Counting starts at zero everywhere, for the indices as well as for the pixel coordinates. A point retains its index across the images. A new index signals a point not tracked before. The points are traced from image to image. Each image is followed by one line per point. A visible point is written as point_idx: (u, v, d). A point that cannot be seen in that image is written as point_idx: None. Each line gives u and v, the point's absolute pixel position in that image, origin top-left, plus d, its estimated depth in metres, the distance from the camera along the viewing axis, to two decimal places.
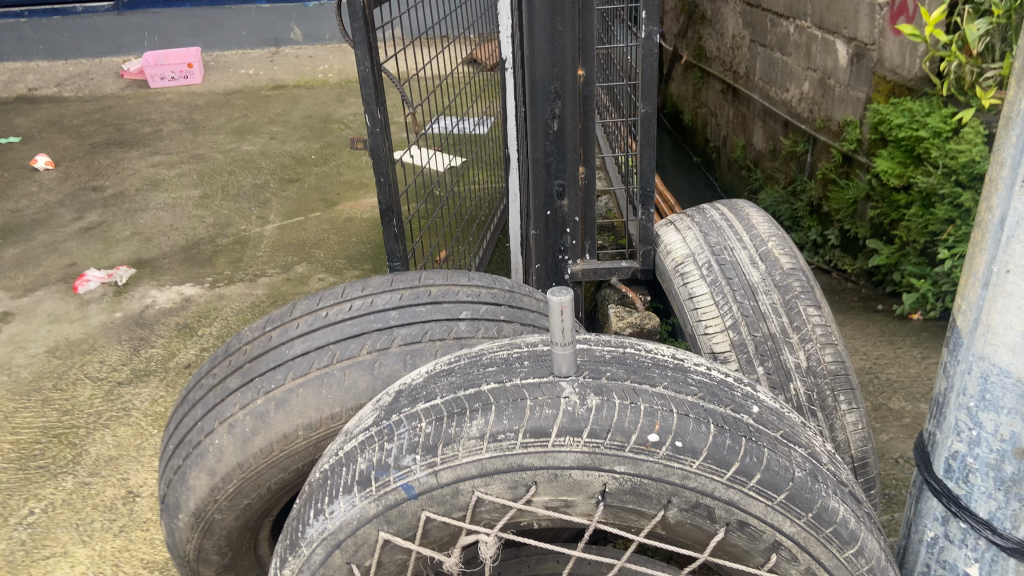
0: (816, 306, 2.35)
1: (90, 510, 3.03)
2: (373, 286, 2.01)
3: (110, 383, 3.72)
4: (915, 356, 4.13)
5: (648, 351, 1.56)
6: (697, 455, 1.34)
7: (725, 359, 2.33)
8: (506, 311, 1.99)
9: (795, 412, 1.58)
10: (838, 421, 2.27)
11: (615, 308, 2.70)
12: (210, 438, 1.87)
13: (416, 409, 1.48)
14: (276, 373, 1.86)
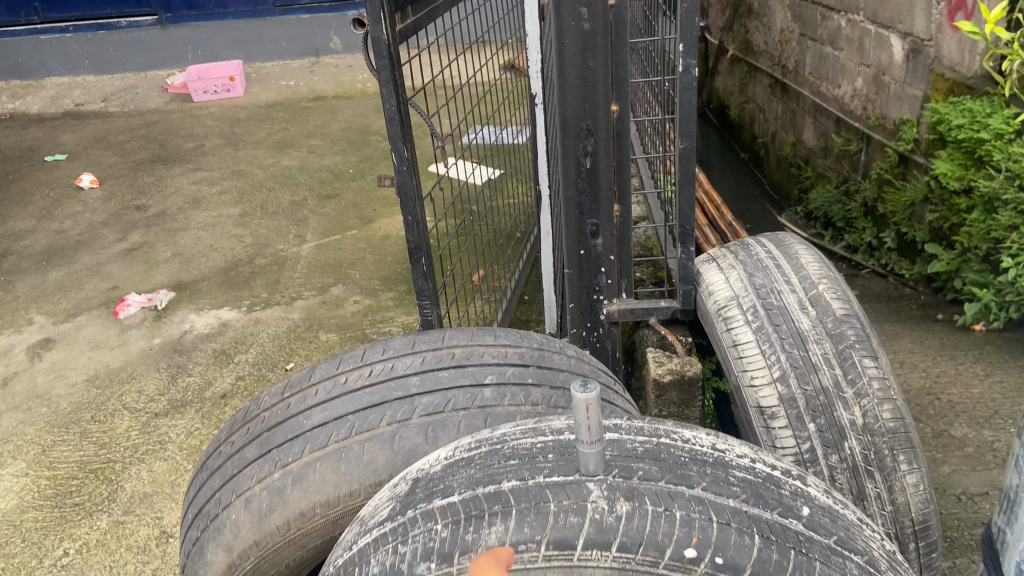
0: (873, 356, 2.18)
1: (123, 550, 2.99)
2: (394, 349, 1.92)
3: (147, 414, 3.70)
4: (978, 373, 3.80)
5: (685, 441, 1.44)
6: (740, 573, 1.21)
7: (773, 414, 2.18)
8: (534, 373, 1.88)
9: (849, 506, 1.44)
10: (897, 483, 2.08)
11: (654, 352, 2.57)
12: (226, 512, 1.76)
13: (432, 507, 1.37)
14: (294, 445, 1.76)
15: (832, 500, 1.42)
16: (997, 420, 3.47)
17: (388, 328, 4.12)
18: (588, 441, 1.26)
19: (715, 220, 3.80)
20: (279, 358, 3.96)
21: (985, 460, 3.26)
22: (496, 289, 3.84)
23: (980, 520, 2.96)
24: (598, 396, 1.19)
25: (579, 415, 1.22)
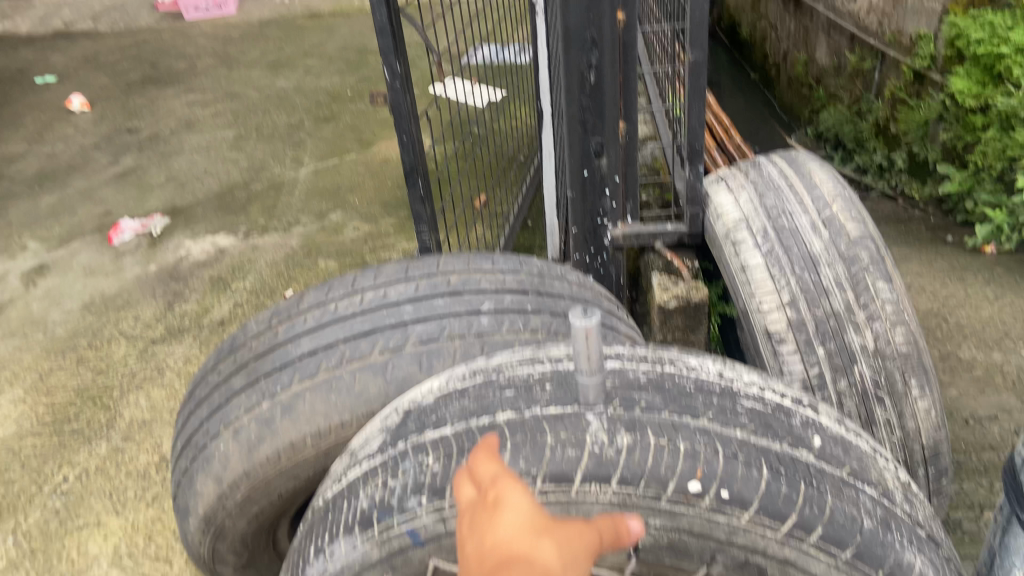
0: (886, 278, 2.06)
1: (123, 477, 2.98)
2: (386, 276, 1.83)
3: (144, 341, 3.65)
4: (988, 296, 3.71)
5: (691, 370, 1.36)
6: (747, 507, 1.15)
7: (781, 338, 2.10)
8: (534, 301, 1.79)
9: (861, 436, 1.38)
10: (907, 408, 2.01)
11: (659, 277, 2.47)
12: (215, 443, 1.71)
13: (423, 440, 1.31)
14: (283, 375, 1.69)
15: (845, 431, 1.35)
16: (1008, 343, 3.40)
17: (387, 254, 4.03)
18: (587, 370, 1.18)
19: (723, 143, 3.64)
20: (277, 285, 3.89)
21: (994, 384, 3.20)
22: (497, 214, 3.73)
23: (989, 444, 2.92)
24: (599, 323, 1.10)
25: (578, 342, 1.14)
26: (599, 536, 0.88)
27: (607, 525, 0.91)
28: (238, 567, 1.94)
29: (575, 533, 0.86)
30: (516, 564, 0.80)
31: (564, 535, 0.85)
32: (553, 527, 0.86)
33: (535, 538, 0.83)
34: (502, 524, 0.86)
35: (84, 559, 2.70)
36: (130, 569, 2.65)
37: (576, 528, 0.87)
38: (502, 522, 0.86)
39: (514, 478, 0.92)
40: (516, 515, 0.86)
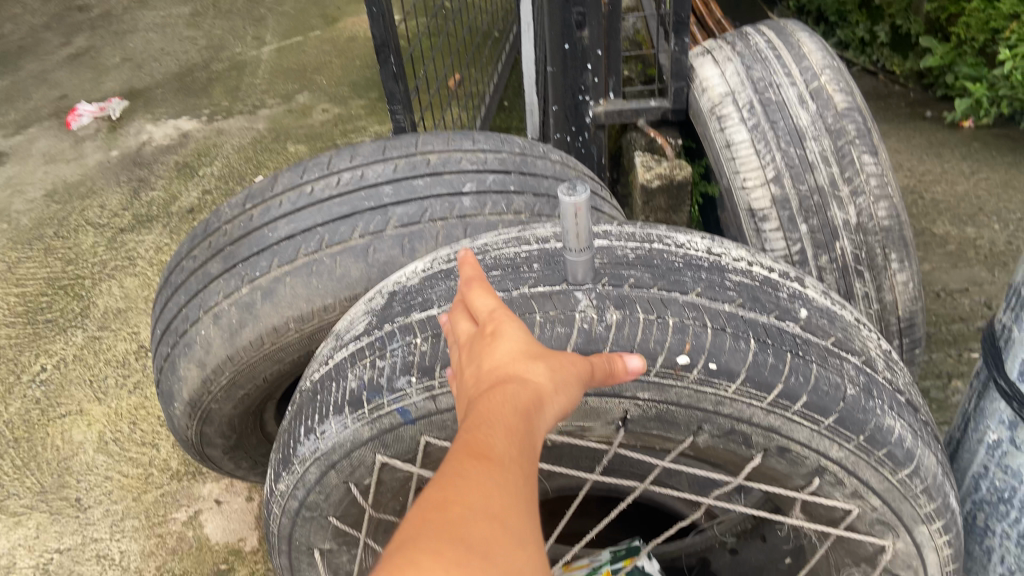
0: (872, 152, 2.07)
1: (102, 366, 2.97)
2: (363, 156, 1.75)
3: (112, 230, 3.56)
4: (963, 172, 3.71)
5: (679, 247, 1.33)
6: (733, 378, 1.15)
7: (765, 216, 2.08)
8: (517, 181, 1.74)
9: (846, 307, 1.36)
10: (886, 282, 2.06)
11: (641, 156, 2.41)
12: (196, 329, 1.69)
13: (410, 321, 1.29)
14: (261, 259, 1.65)
15: (830, 302, 1.33)
16: (981, 217, 3.43)
17: (359, 137, 3.91)
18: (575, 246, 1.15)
19: (703, 17, 3.50)
20: (247, 171, 3.78)
21: (966, 258, 3.24)
22: (471, 96, 3.60)
23: (959, 316, 2.99)
24: (588, 199, 1.06)
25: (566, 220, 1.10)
26: (594, 367, 0.90)
27: (602, 360, 0.92)
28: (226, 448, 1.96)
29: (570, 361, 0.88)
30: (510, 376, 0.82)
31: (558, 360, 0.87)
32: (547, 352, 0.88)
33: (528, 358, 0.85)
34: (498, 346, 0.88)
35: (69, 446, 2.72)
36: (117, 455, 2.67)
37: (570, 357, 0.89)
38: (498, 345, 0.88)
39: (511, 311, 0.94)
40: (513, 339, 0.88)
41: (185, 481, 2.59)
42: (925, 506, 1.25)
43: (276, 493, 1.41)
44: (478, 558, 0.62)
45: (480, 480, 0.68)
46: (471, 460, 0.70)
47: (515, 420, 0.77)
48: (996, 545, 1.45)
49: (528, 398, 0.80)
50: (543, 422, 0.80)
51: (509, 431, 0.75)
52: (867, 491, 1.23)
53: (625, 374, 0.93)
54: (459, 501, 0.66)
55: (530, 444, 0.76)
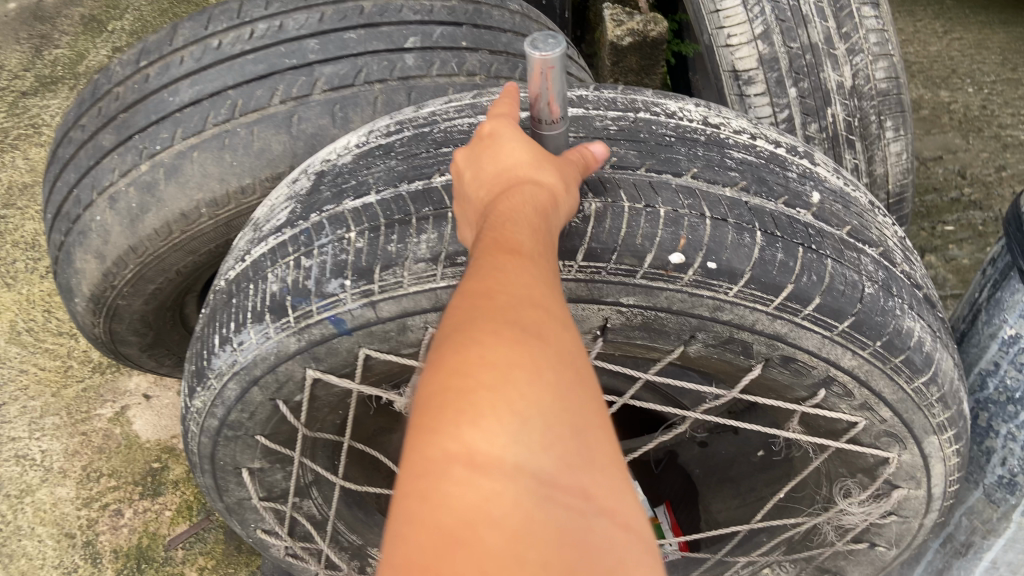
0: (873, 4, 1.84)
1: (9, 248, 2.66)
2: (280, 2, 1.40)
3: (11, 94, 3.15)
4: (936, 32, 3.42)
5: (671, 115, 1.10)
6: (736, 279, 0.96)
7: (749, 79, 1.82)
8: (469, 36, 1.45)
9: (859, 188, 1.16)
10: (879, 152, 1.87)
11: (611, 8, 2.12)
12: (90, 214, 1.42)
13: (341, 211, 1.05)
14: (161, 130, 1.36)
15: (843, 181, 1.13)
16: (955, 81, 3.21)
17: None
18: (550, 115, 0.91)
19: None
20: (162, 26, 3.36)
21: (940, 124, 3.04)
22: None
23: (933, 187, 2.83)
24: (560, 56, 0.84)
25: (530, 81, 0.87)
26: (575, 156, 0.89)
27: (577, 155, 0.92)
28: (143, 347, 1.72)
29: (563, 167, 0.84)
30: (519, 181, 0.79)
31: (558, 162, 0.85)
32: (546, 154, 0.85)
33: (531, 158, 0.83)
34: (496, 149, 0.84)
35: None
36: (31, 347, 2.42)
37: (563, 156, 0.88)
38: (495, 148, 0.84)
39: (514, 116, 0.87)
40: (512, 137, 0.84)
41: (109, 375, 2.37)
42: (938, 416, 1.10)
43: (193, 409, 1.19)
44: (533, 331, 0.60)
45: (514, 269, 0.66)
46: (504, 252, 0.67)
47: (534, 218, 0.75)
48: (998, 447, 1.32)
49: (541, 202, 0.77)
50: (554, 223, 0.78)
51: (533, 227, 0.73)
52: (878, 403, 1.07)
53: (592, 163, 0.91)
54: (499, 284, 0.64)
55: (550, 241, 0.75)
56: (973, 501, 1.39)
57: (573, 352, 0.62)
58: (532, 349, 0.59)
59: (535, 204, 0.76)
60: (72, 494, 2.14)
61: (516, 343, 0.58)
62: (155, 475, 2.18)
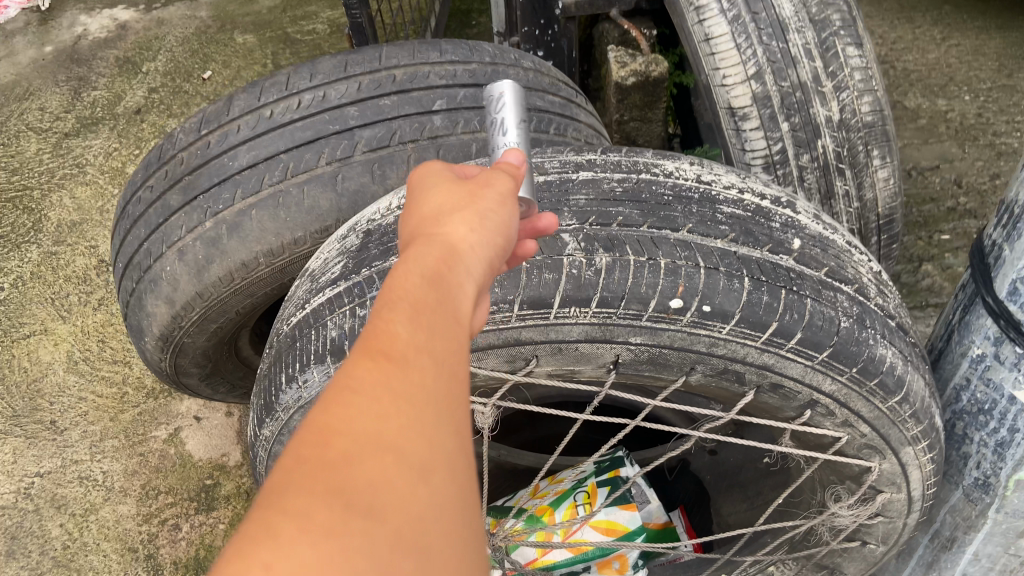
0: (856, 43, 1.99)
1: (63, 282, 2.86)
2: (324, 74, 1.61)
3: (55, 135, 3.35)
4: (935, 38, 3.38)
5: (669, 175, 1.28)
6: (728, 320, 1.12)
7: (745, 116, 2.02)
8: (489, 95, 1.63)
9: (837, 230, 1.32)
10: (867, 178, 2.03)
11: (615, 50, 2.28)
12: (159, 265, 1.62)
13: (389, 267, 1.23)
14: (223, 191, 1.56)
15: (822, 227, 1.30)
16: (953, 88, 3.17)
17: (311, 24, 3.69)
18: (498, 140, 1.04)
19: None
20: (193, 66, 3.57)
21: (937, 133, 3.02)
22: None
23: (930, 197, 2.83)
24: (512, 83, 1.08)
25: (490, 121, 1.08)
26: (500, 178, 0.89)
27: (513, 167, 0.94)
28: (202, 376, 1.92)
29: (480, 207, 0.82)
30: (425, 245, 0.76)
31: (476, 211, 0.81)
32: (463, 195, 0.83)
33: (440, 211, 0.81)
34: (416, 203, 0.84)
35: (38, 367, 2.65)
36: (89, 375, 2.62)
37: (483, 187, 0.85)
38: (415, 202, 0.84)
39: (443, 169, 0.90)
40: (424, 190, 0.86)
41: (162, 400, 2.57)
42: (912, 429, 1.26)
43: (262, 437, 1.41)
44: (359, 491, 0.54)
45: (369, 380, 0.61)
46: (371, 360, 0.63)
47: (432, 294, 0.70)
48: (973, 452, 1.48)
49: (441, 281, 0.71)
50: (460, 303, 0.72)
51: (422, 313, 0.67)
52: (857, 420, 1.23)
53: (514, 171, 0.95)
54: (346, 410, 0.59)
55: (449, 326, 0.69)
56: (954, 499, 1.55)
57: (411, 509, 0.56)
58: (350, 513, 0.53)
59: (431, 267, 0.73)
60: (133, 511, 2.33)
61: (326, 529, 0.52)
62: (208, 490, 2.36)
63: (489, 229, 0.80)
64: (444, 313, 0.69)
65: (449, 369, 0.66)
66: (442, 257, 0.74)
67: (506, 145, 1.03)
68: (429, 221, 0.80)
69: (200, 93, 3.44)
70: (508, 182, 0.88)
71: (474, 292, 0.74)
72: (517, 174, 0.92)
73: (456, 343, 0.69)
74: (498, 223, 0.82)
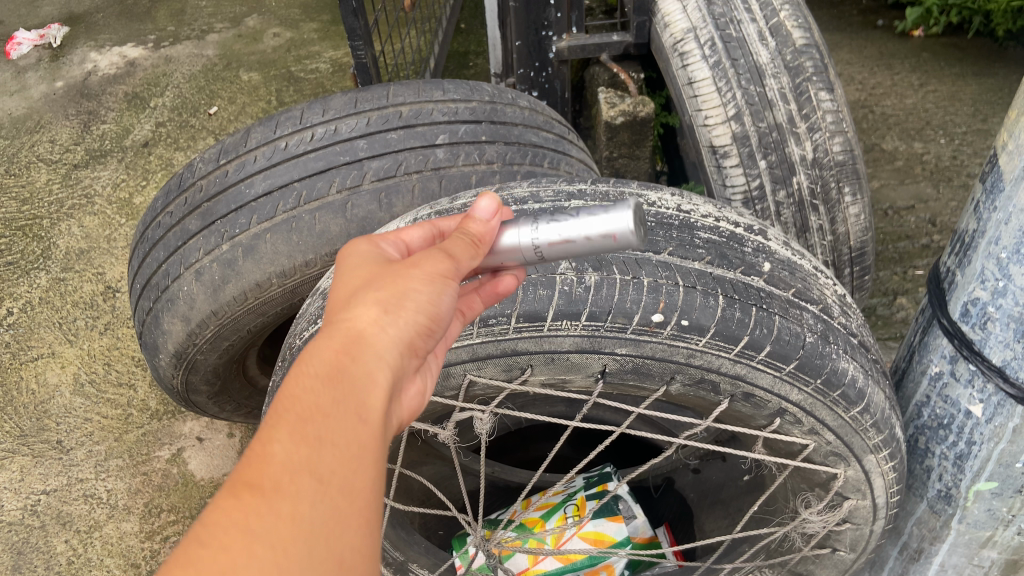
0: (828, 88, 2.13)
1: (70, 307, 2.91)
2: (335, 109, 1.75)
3: (65, 166, 3.45)
4: (912, 84, 3.52)
5: (652, 205, 1.41)
6: (704, 333, 1.24)
7: (726, 154, 2.16)
8: (488, 130, 1.77)
9: (806, 257, 1.45)
10: (840, 214, 2.15)
11: (605, 92, 2.44)
12: (177, 285, 1.73)
13: None
14: (239, 216, 1.68)
15: (791, 253, 1.43)
16: (928, 132, 3.28)
17: (315, 63, 3.85)
18: (532, 228, 1.05)
19: None
20: (200, 102, 3.71)
21: (912, 174, 3.12)
22: (430, 17, 3.32)
23: (905, 234, 2.90)
24: (625, 234, 1.00)
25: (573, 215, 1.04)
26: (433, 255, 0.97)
27: (457, 238, 1.02)
28: (211, 394, 2.02)
29: (396, 297, 0.91)
30: (331, 343, 0.86)
31: (390, 303, 0.90)
32: (383, 284, 0.92)
33: (353, 303, 0.90)
34: (346, 282, 0.96)
35: (45, 389, 2.67)
36: (94, 397, 2.64)
37: (405, 273, 0.94)
38: (345, 281, 0.96)
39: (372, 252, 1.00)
40: (352, 273, 0.97)
41: (165, 421, 2.57)
42: (873, 438, 1.38)
43: None
44: None
45: (231, 518, 0.71)
46: (236, 496, 0.72)
47: (317, 414, 0.79)
48: (935, 465, 1.58)
49: (331, 391, 0.81)
50: (352, 407, 0.82)
51: (297, 436, 0.77)
52: (822, 428, 1.36)
53: (475, 223, 1.04)
54: (205, 548, 0.69)
55: (326, 445, 0.78)
56: (920, 511, 1.65)
57: None
58: None
59: (324, 375, 0.82)
60: (136, 528, 2.31)
61: None
62: None
63: (399, 321, 0.90)
64: (320, 432, 0.78)
65: (321, 487, 0.75)
66: (342, 359, 0.84)
67: (526, 236, 1.05)
68: (341, 312, 0.90)
69: (206, 127, 3.57)
70: (439, 263, 0.96)
71: (369, 393, 0.83)
72: (461, 245, 1.01)
73: (338, 453, 0.78)
74: (414, 310, 0.91)
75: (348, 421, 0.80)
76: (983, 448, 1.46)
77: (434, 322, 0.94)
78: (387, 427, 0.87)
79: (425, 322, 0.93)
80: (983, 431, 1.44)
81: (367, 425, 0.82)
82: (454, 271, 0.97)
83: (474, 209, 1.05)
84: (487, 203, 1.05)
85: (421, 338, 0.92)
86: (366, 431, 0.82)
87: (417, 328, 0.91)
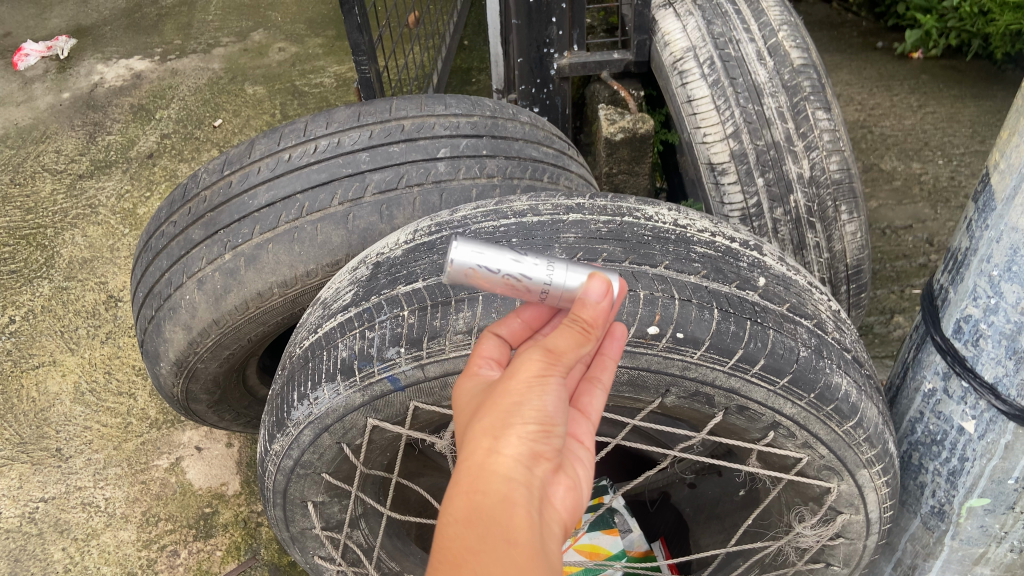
0: (825, 108, 2.16)
1: (72, 316, 2.92)
2: (339, 122, 1.78)
3: (70, 176, 3.48)
4: (911, 105, 3.55)
5: (649, 219, 1.44)
6: (699, 345, 1.26)
7: (724, 171, 2.19)
8: (489, 145, 1.80)
9: (800, 273, 1.48)
10: (836, 232, 2.15)
11: (605, 108, 2.47)
12: (180, 293, 1.75)
13: (397, 294, 1.36)
14: (242, 226, 1.70)
15: (785, 268, 1.45)
16: (927, 153, 3.31)
17: (319, 78, 3.89)
18: (543, 281, 0.97)
19: None
20: (205, 114, 3.74)
21: (911, 195, 3.14)
22: (433, 33, 3.36)
23: (902, 254, 2.92)
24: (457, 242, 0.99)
25: (503, 282, 0.99)
26: (528, 358, 0.89)
27: (567, 325, 0.91)
28: (210, 403, 2.03)
29: (504, 415, 0.85)
30: (459, 483, 0.82)
31: (501, 424, 0.84)
32: (486, 410, 0.87)
33: (467, 439, 0.86)
34: (462, 417, 0.92)
35: (46, 398, 2.68)
36: (94, 406, 2.65)
37: (504, 388, 0.87)
38: (461, 416, 0.93)
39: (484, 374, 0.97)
40: (466, 405, 0.93)
41: (164, 430, 2.58)
42: (866, 453, 1.39)
43: (271, 452, 1.51)
44: None
45: None
46: None
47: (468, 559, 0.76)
48: (928, 481, 1.58)
49: (472, 531, 0.78)
50: (498, 540, 0.76)
51: None
52: (815, 441, 1.37)
53: (590, 300, 0.93)
54: None
55: None
56: (914, 528, 1.65)
57: None
58: None
59: (460, 521, 0.79)
60: (133, 537, 2.31)
61: None
62: (207, 518, 2.35)
63: (515, 439, 0.83)
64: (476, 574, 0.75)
65: None
66: (469, 497, 0.80)
67: (554, 280, 0.97)
68: (462, 452, 0.86)
69: (211, 140, 3.61)
70: (537, 361, 0.88)
71: (511, 515, 0.78)
72: (562, 336, 0.90)
73: None
74: (525, 422, 0.84)
75: (500, 551, 0.76)
76: (975, 465, 1.47)
77: (553, 423, 0.86)
78: (554, 542, 0.81)
79: (540, 430, 0.85)
80: (975, 447, 1.45)
81: (524, 546, 0.77)
82: (553, 364, 0.88)
83: (583, 295, 0.93)
84: (597, 285, 0.93)
85: (545, 443, 0.85)
86: (522, 552, 0.76)
87: (533, 440, 0.84)
